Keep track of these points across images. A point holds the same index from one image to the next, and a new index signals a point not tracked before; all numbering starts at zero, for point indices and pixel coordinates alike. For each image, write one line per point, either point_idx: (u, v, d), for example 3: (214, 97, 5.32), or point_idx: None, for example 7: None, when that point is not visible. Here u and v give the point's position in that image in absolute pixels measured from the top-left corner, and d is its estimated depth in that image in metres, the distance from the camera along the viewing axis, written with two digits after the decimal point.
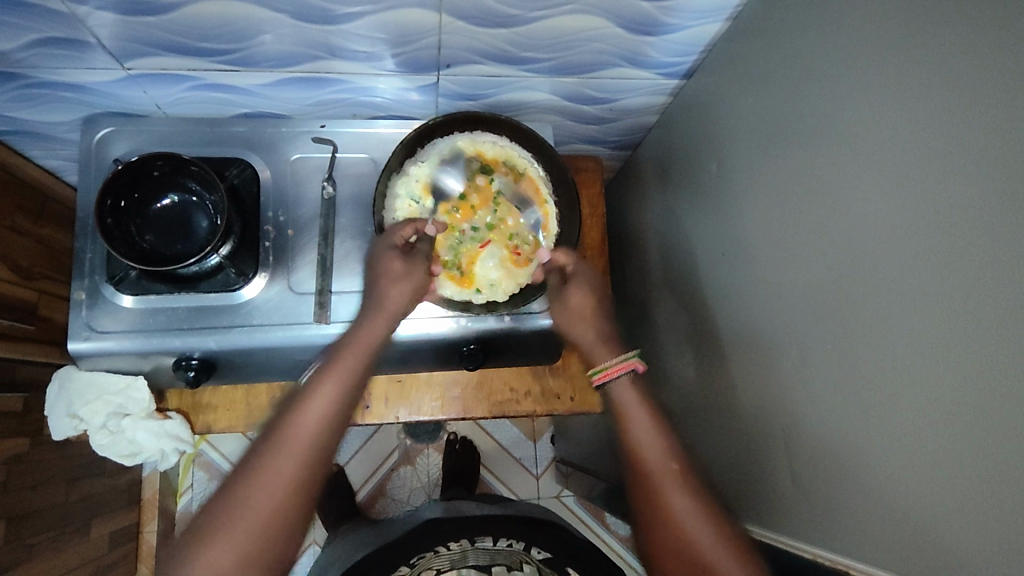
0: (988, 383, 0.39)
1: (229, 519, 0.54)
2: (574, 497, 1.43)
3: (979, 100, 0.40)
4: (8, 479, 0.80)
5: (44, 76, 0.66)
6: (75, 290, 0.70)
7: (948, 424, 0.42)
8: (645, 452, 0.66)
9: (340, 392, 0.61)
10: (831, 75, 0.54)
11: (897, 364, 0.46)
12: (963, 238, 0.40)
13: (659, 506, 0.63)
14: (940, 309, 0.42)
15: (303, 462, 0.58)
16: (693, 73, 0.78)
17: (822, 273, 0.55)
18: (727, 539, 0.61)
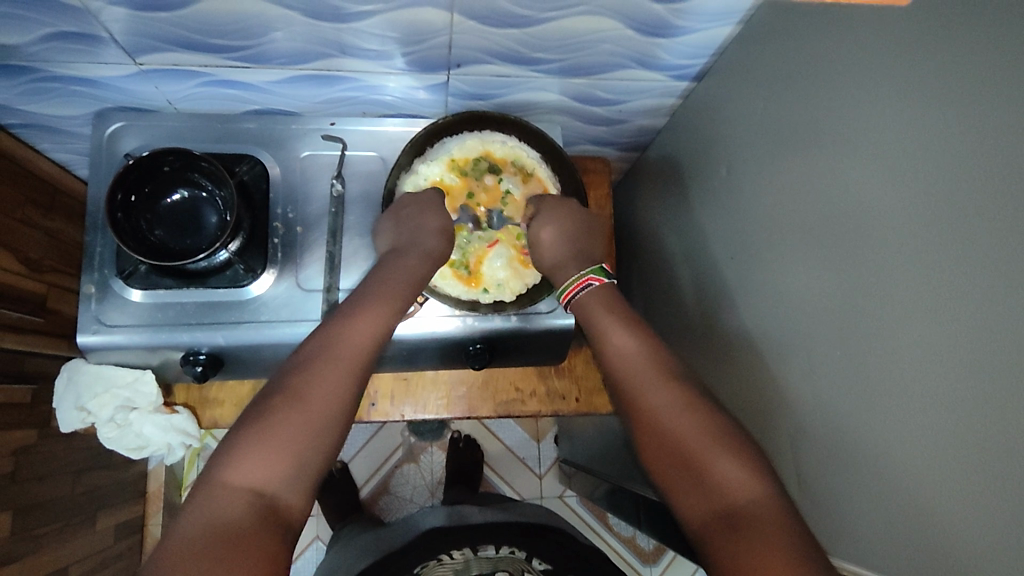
0: (996, 393, 0.38)
1: (281, 415, 0.52)
2: (577, 497, 1.43)
3: (991, 108, 0.39)
4: (15, 471, 0.81)
5: (58, 71, 0.67)
6: (85, 283, 0.70)
7: (954, 433, 0.42)
8: (621, 352, 0.63)
9: (385, 315, 0.61)
10: (842, 79, 0.53)
11: (903, 371, 0.46)
12: (972, 246, 0.40)
13: (639, 404, 0.59)
14: (948, 318, 0.42)
15: (352, 375, 0.56)
16: (703, 76, 0.77)
17: (830, 279, 0.54)
18: (715, 427, 0.55)
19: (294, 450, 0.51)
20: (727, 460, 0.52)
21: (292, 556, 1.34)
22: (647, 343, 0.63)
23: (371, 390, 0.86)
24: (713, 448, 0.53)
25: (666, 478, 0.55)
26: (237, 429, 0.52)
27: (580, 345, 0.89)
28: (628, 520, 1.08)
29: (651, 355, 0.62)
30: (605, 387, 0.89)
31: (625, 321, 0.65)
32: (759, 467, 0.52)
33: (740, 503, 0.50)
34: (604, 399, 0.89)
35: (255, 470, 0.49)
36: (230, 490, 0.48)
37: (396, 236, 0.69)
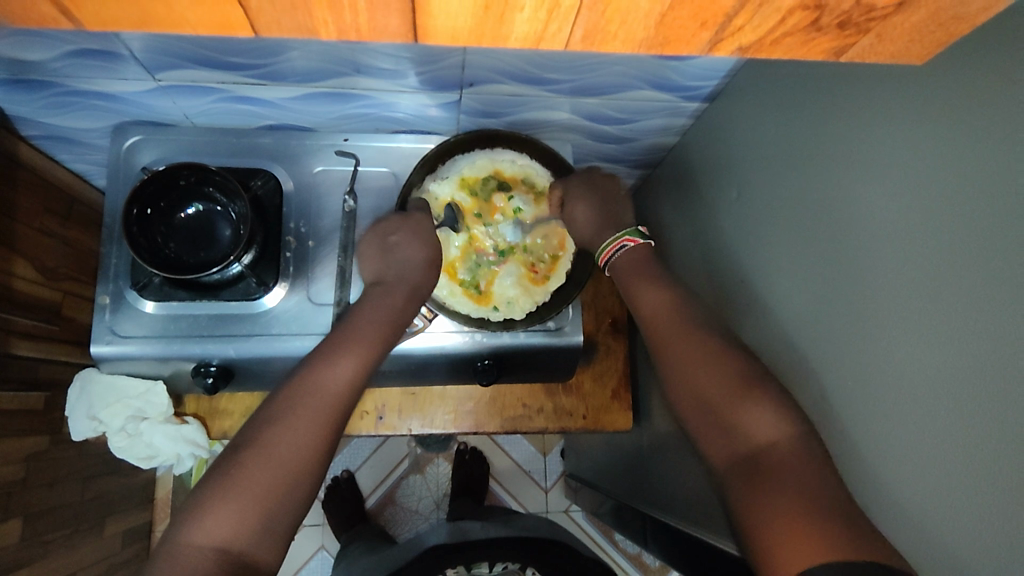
0: (995, 439, 0.37)
1: (245, 473, 0.52)
2: (582, 512, 1.42)
3: (998, 140, 0.39)
4: (26, 476, 0.81)
5: (78, 86, 0.68)
6: (100, 294, 0.71)
7: (952, 477, 0.40)
8: (651, 308, 0.63)
9: (365, 358, 0.61)
10: (849, 103, 0.53)
11: (903, 407, 0.45)
12: (976, 283, 0.39)
13: (667, 358, 0.59)
14: (949, 355, 0.41)
15: (326, 425, 0.56)
16: (715, 96, 0.77)
17: (830, 308, 0.54)
18: (743, 374, 0.54)
19: (262, 505, 0.51)
20: (751, 406, 0.51)
21: (296, 566, 1.34)
22: (678, 297, 0.64)
23: (378, 403, 0.86)
24: (740, 396, 0.53)
25: (695, 425, 0.55)
26: (203, 485, 0.52)
27: (588, 361, 0.89)
28: (632, 538, 1.07)
29: (680, 308, 0.62)
30: (612, 405, 0.89)
31: (655, 278, 0.66)
32: (787, 413, 0.50)
33: (765, 450, 0.49)
34: (612, 416, 0.89)
35: (222, 526, 0.49)
36: (194, 548, 0.48)
37: (394, 252, 0.69)
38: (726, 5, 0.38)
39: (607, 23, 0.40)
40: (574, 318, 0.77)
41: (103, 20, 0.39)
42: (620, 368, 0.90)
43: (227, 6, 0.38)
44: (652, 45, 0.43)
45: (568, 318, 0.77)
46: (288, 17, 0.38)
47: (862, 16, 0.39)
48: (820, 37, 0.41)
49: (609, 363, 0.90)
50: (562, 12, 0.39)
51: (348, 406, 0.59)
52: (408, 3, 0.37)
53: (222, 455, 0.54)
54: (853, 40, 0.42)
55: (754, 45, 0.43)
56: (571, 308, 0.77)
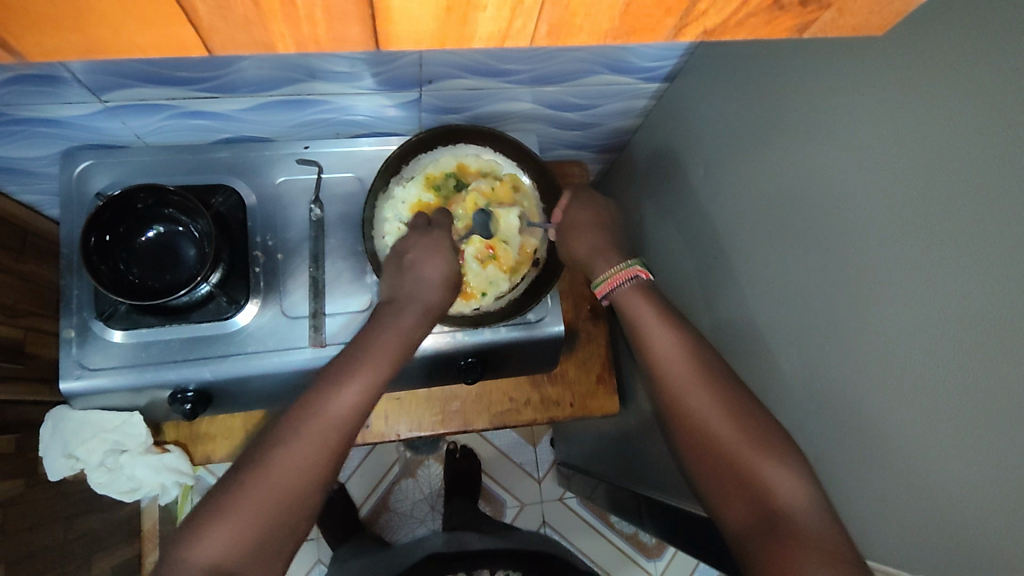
0: (976, 397, 0.38)
1: (243, 490, 0.51)
2: (577, 498, 1.43)
3: (951, 98, 0.39)
4: (5, 524, 0.79)
5: (19, 113, 0.65)
6: (64, 328, 0.69)
7: (933, 427, 0.41)
8: (658, 347, 0.60)
9: (370, 382, 0.58)
10: (802, 73, 0.53)
11: (880, 372, 0.45)
12: (943, 242, 0.40)
13: (681, 411, 0.56)
14: (921, 317, 0.41)
15: (326, 450, 0.55)
16: (673, 76, 0.77)
17: (799, 280, 0.54)
18: (761, 431, 0.52)
19: (256, 529, 0.51)
20: (775, 469, 0.50)
21: None
22: (687, 339, 0.60)
23: None
24: (758, 453, 0.51)
25: (712, 490, 0.54)
26: (205, 500, 0.52)
27: (570, 349, 0.89)
28: (628, 519, 1.08)
29: (693, 357, 0.58)
30: (598, 390, 0.89)
31: (665, 317, 0.62)
32: (803, 466, 0.51)
33: (782, 511, 0.49)
34: (599, 402, 0.89)
35: (215, 548, 0.49)
36: (187, 566, 0.49)
37: (412, 270, 0.65)
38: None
39: (573, 16, 0.40)
40: (553, 307, 0.77)
41: (47, 53, 0.38)
42: (602, 353, 0.90)
43: (178, 26, 0.37)
44: (618, 35, 0.42)
45: (547, 308, 0.77)
46: (244, 34, 0.37)
47: None
48: (783, 15, 0.41)
49: (590, 349, 0.90)
50: (526, 9, 0.38)
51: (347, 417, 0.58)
52: (368, 11, 0.37)
53: (226, 473, 0.54)
54: (815, 16, 0.41)
55: (720, 27, 0.42)
56: (549, 298, 0.77)
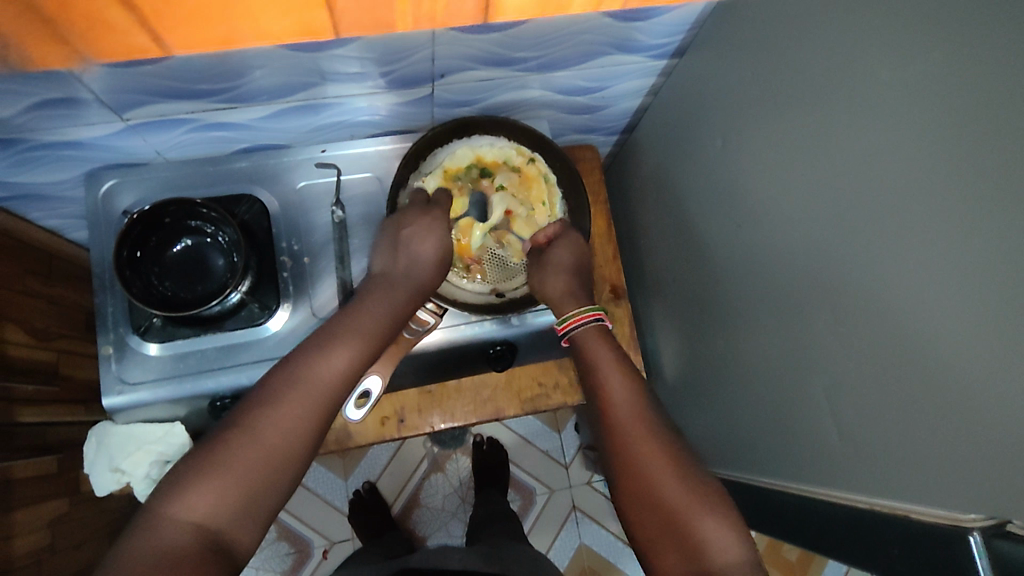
0: (1003, 337, 0.39)
1: (232, 448, 0.54)
2: (605, 481, 1.44)
3: (962, 50, 0.40)
4: (54, 542, 0.80)
5: (42, 138, 0.66)
6: (102, 345, 0.70)
7: (961, 372, 0.42)
8: (614, 399, 0.65)
9: (357, 350, 0.62)
10: (813, 38, 0.54)
11: (905, 324, 0.46)
12: (962, 191, 0.41)
13: (632, 464, 0.61)
14: (942, 266, 0.42)
15: (316, 413, 0.58)
16: (679, 52, 0.78)
17: (821, 241, 0.55)
18: (699, 489, 0.58)
19: (248, 486, 0.53)
20: (708, 520, 0.56)
21: None
22: (642, 393, 0.66)
23: (397, 406, 0.86)
24: (699, 509, 0.56)
25: (646, 526, 0.59)
26: (187, 461, 0.54)
27: None
28: None
29: (643, 405, 0.65)
30: None
31: (622, 367, 0.67)
32: (740, 528, 0.56)
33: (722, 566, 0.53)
34: None
35: (202, 501, 0.51)
36: (176, 520, 0.50)
37: (407, 246, 0.71)
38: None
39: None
40: None
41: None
42: (627, 332, 0.90)
43: None
44: None
45: None
46: None
47: None
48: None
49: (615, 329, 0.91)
50: None
51: (342, 393, 0.61)
52: None
53: (209, 435, 0.56)
54: None
55: None
56: None
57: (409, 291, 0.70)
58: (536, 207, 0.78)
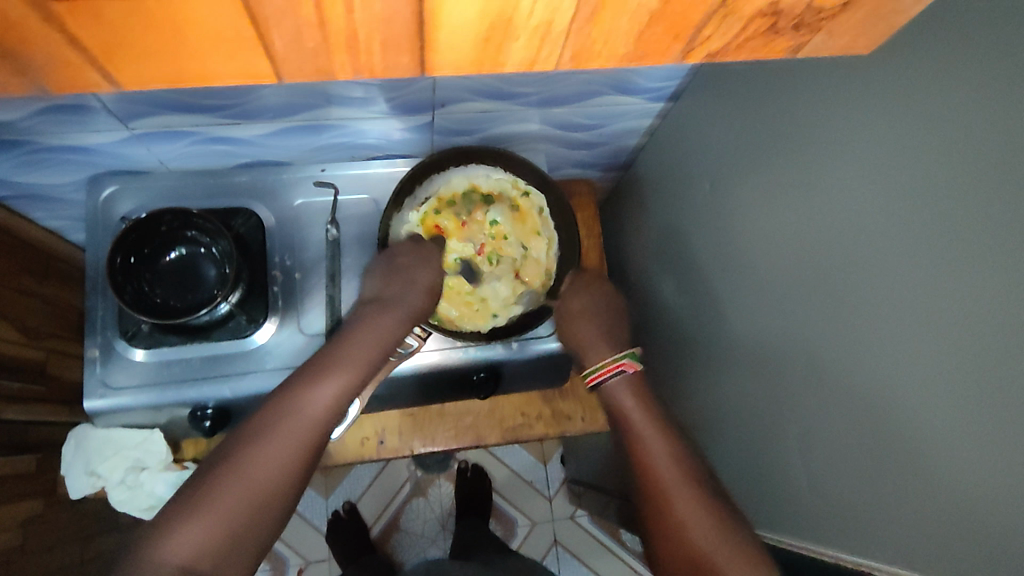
0: (972, 394, 0.39)
1: (217, 486, 0.53)
2: (588, 516, 1.42)
3: (939, 115, 0.41)
4: (24, 542, 0.79)
5: (47, 141, 0.68)
6: (89, 347, 0.71)
7: (931, 431, 0.42)
8: (636, 443, 0.65)
9: (347, 380, 0.62)
10: (800, 94, 0.55)
11: (879, 380, 0.46)
12: (935, 252, 0.41)
13: (661, 511, 0.60)
14: (917, 322, 0.43)
15: (304, 446, 0.57)
16: (676, 96, 0.80)
17: (801, 289, 0.56)
18: (736, 538, 0.57)
19: (231, 526, 0.52)
20: (745, 575, 0.55)
21: None
22: (673, 440, 0.65)
23: (378, 427, 0.86)
24: (735, 558, 0.56)
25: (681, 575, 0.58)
26: (174, 500, 0.54)
27: None
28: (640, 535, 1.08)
29: (675, 455, 0.64)
30: None
31: (652, 415, 0.67)
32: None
33: None
34: None
35: (185, 544, 0.50)
36: (158, 563, 0.49)
37: (403, 270, 0.70)
38: (696, 19, 0.39)
39: (592, 43, 0.41)
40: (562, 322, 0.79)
41: (139, 78, 0.39)
42: None
43: (255, 57, 0.38)
44: (630, 60, 0.44)
45: None
46: (311, 63, 0.39)
47: (815, 16, 0.41)
48: (778, 38, 0.43)
49: None
50: (553, 37, 0.40)
51: (332, 425, 0.60)
52: (418, 43, 0.39)
53: (197, 472, 0.56)
54: (806, 39, 0.43)
55: (724, 50, 0.44)
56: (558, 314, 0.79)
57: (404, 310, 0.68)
58: (529, 242, 0.79)
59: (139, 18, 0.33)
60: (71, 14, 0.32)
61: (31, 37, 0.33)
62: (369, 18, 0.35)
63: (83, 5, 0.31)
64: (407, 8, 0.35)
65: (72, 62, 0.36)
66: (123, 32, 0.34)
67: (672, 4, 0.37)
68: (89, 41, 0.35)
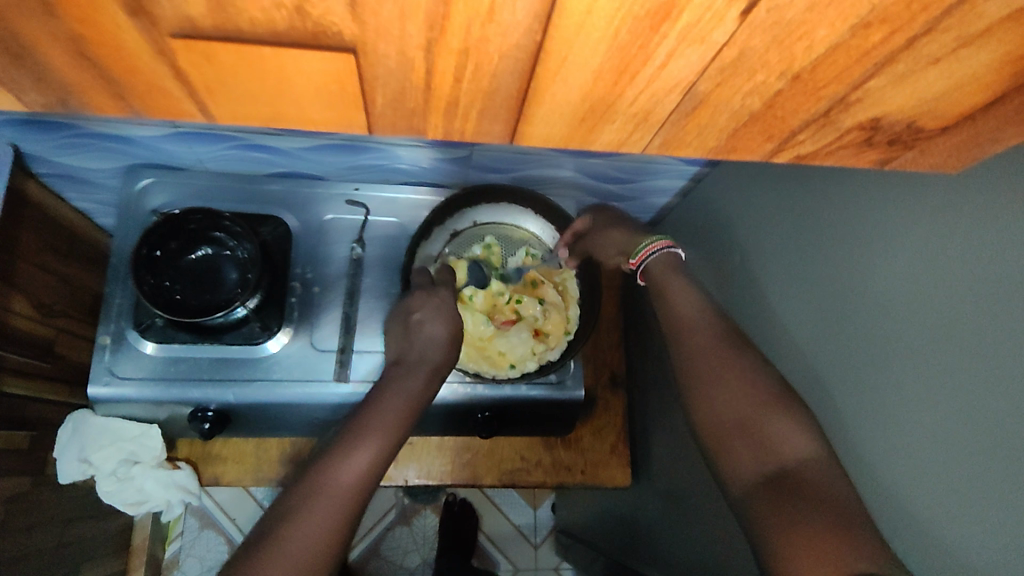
0: (1009, 518, 0.39)
1: (256, 570, 0.48)
2: (572, 569, 1.39)
3: (1012, 227, 0.41)
4: (5, 521, 0.78)
5: (93, 127, 0.69)
6: (101, 334, 0.71)
7: (973, 539, 0.41)
8: (681, 314, 0.64)
9: (382, 444, 0.58)
10: (851, 182, 0.55)
11: (917, 481, 0.45)
12: (991, 360, 0.41)
13: (694, 366, 0.60)
14: (968, 427, 0.42)
15: (342, 519, 0.53)
16: (715, 163, 0.80)
17: (830, 375, 0.55)
18: (768, 390, 0.56)
19: None
20: (779, 423, 0.53)
21: None
22: (711, 304, 0.65)
23: None
24: (765, 412, 0.54)
25: (716, 437, 0.56)
26: None
27: (586, 415, 0.89)
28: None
29: (710, 319, 0.63)
30: (610, 459, 0.88)
31: (690, 285, 0.66)
32: (808, 421, 0.53)
33: (790, 456, 0.51)
34: (610, 472, 0.88)
35: None
36: None
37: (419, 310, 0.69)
38: (792, 123, 0.40)
39: (685, 134, 0.41)
40: (574, 371, 0.78)
41: (234, 114, 0.39)
42: (619, 422, 0.90)
43: (353, 111, 0.39)
44: (718, 153, 0.44)
45: (569, 371, 0.78)
46: (404, 121, 0.40)
47: (911, 136, 0.42)
48: (869, 151, 0.44)
49: (607, 417, 0.90)
50: (648, 124, 0.40)
51: (365, 497, 0.56)
52: (516, 114, 0.39)
53: (234, 556, 0.50)
54: (897, 154, 0.45)
55: (811, 156, 0.44)
56: (572, 362, 0.78)
57: (441, 348, 0.67)
58: (553, 305, 0.77)
59: (249, 63, 0.33)
60: (185, 51, 0.33)
61: (159, 66, 0.34)
62: (474, 90, 0.36)
63: (197, 45, 0.32)
64: (515, 83, 0.36)
65: (173, 93, 0.37)
66: (229, 74, 0.35)
67: (776, 107, 0.38)
68: (192, 77, 0.35)
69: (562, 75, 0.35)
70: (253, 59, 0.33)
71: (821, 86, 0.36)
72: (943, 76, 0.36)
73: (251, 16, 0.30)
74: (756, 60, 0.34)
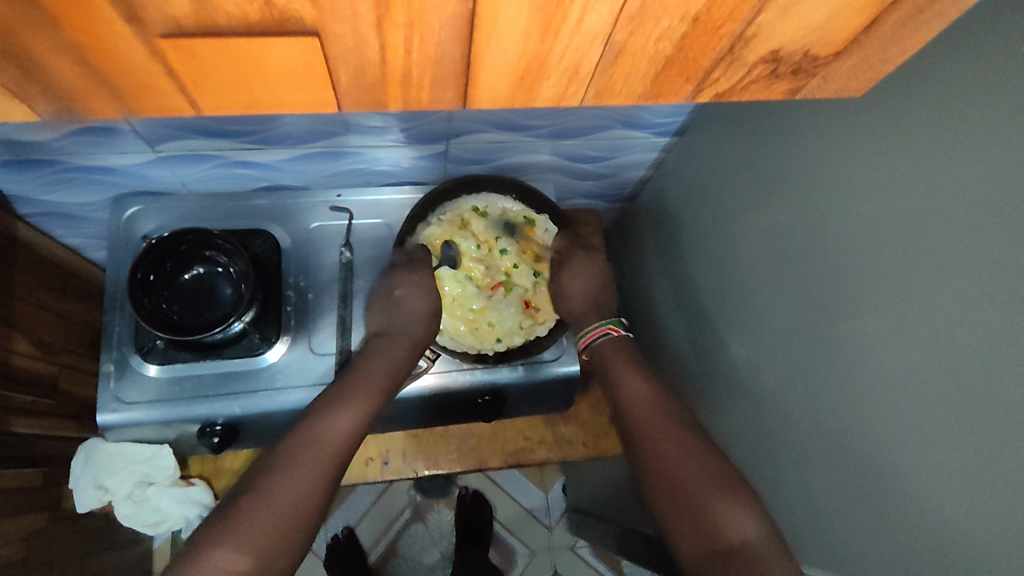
0: (971, 413, 0.41)
1: (250, 512, 0.53)
2: (588, 547, 1.42)
3: (947, 149, 0.44)
4: (27, 556, 0.80)
5: (75, 161, 0.70)
6: (104, 362, 0.72)
7: (939, 441, 0.44)
8: (633, 395, 0.66)
9: (365, 409, 0.64)
10: (806, 132, 0.58)
11: (890, 400, 0.48)
12: (945, 272, 0.43)
13: (649, 449, 0.61)
14: (930, 341, 0.44)
15: (327, 472, 0.58)
16: (683, 132, 0.83)
17: (809, 316, 0.58)
18: (718, 472, 0.58)
19: (263, 551, 0.52)
20: (734, 513, 0.54)
21: None
22: (661, 388, 0.66)
23: (383, 449, 0.86)
24: (716, 496, 0.56)
25: (669, 517, 0.57)
26: (201, 528, 0.53)
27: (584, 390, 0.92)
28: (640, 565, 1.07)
29: (664, 405, 0.65)
30: (611, 430, 0.91)
31: (641, 369, 0.69)
32: (754, 505, 0.55)
33: (738, 541, 0.53)
34: (612, 442, 0.90)
35: (225, 562, 0.50)
36: None
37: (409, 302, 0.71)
38: (705, 63, 0.43)
39: (614, 83, 0.44)
40: (568, 347, 0.80)
41: (219, 105, 0.41)
42: None
43: (321, 90, 0.41)
44: (647, 97, 0.46)
45: (563, 347, 0.80)
46: (370, 92, 0.41)
47: (811, 64, 0.45)
48: (777, 82, 0.47)
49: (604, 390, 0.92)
50: (579, 77, 0.43)
51: (350, 455, 0.62)
52: (462, 81, 0.41)
53: (221, 503, 0.55)
54: (804, 82, 0.48)
55: (728, 93, 0.47)
56: (563, 339, 0.80)
57: (412, 346, 0.72)
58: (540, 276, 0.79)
59: (225, 55, 0.36)
60: (171, 49, 0.35)
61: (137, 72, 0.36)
62: (422, 59, 0.38)
63: (181, 44, 0.34)
64: (456, 50, 0.38)
65: (164, 91, 0.39)
66: (204, 66, 0.37)
67: (687, 50, 0.41)
68: (177, 72, 0.37)
69: (493, 38, 0.37)
70: (232, 50, 0.35)
71: (718, 24, 0.39)
72: (818, 5, 0.38)
73: (226, 11, 0.32)
74: (655, 8, 0.37)
